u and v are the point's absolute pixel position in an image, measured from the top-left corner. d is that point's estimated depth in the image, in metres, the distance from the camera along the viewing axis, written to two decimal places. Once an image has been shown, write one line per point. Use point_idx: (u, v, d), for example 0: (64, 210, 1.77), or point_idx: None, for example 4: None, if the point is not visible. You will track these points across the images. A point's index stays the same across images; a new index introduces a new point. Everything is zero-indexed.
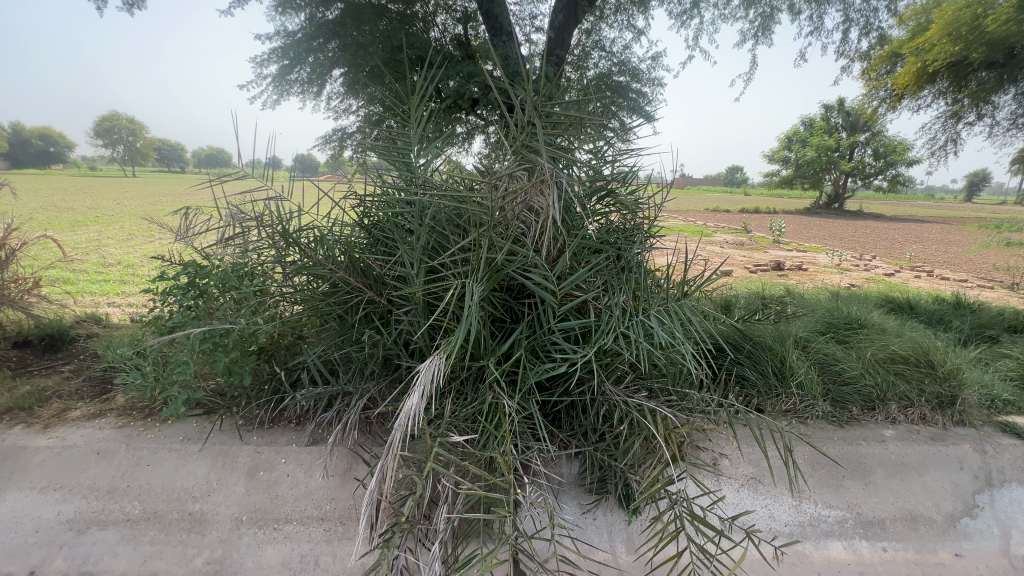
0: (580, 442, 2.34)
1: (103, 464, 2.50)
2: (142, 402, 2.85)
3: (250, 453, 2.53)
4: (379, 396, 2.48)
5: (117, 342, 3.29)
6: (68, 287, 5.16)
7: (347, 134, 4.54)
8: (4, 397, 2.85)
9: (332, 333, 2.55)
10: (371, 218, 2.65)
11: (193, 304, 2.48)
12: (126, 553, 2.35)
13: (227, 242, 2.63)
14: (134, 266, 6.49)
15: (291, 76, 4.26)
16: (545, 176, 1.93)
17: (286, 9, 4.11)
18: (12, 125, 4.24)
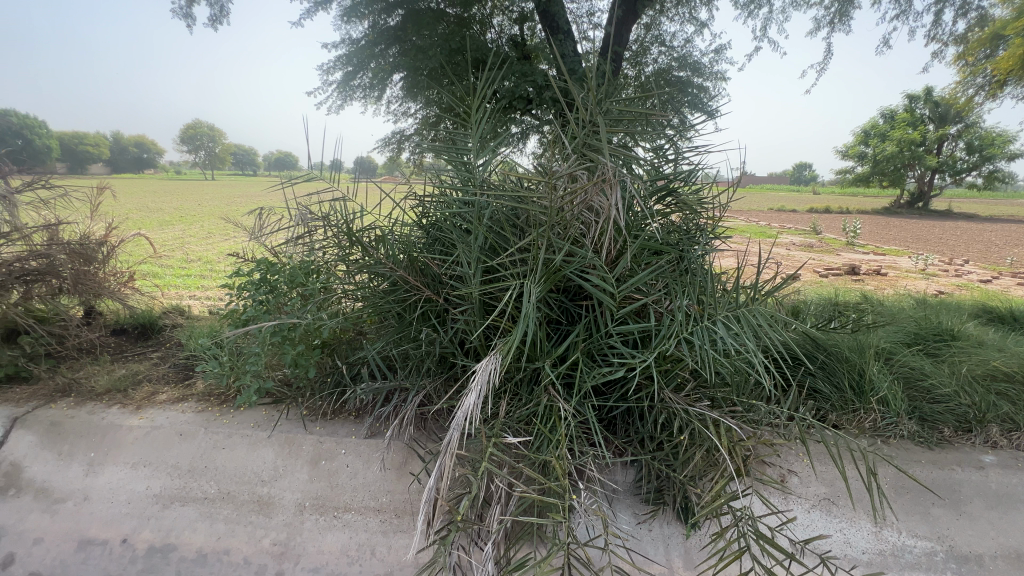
0: (637, 450, 2.27)
1: (185, 445, 2.72)
2: (219, 389, 3.07)
3: (313, 443, 2.66)
4: (435, 393, 2.52)
5: (198, 333, 3.57)
6: (157, 281, 5.62)
7: (404, 136, 4.69)
8: (105, 379, 3.17)
9: (390, 330, 2.62)
10: (430, 218, 2.69)
11: (265, 299, 2.63)
12: (203, 529, 2.53)
13: (297, 241, 2.77)
14: (212, 262, 7.04)
15: (355, 82, 4.46)
16: (606, 176, 1.88)
17: (351, 17, 4.28)
18: (113, 134, 4.69)
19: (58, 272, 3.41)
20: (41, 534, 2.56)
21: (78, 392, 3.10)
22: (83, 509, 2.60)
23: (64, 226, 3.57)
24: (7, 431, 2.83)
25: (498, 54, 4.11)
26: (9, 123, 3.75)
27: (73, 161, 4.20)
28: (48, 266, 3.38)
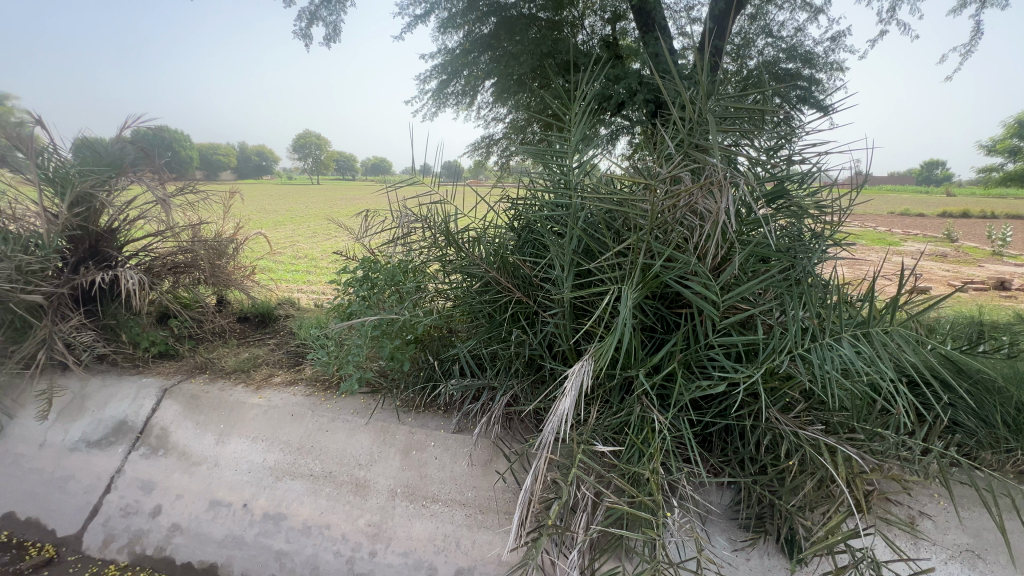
0: (735, 472, 2.12)
1: (296, 424, 3.01)
2: (324, 375, 3.36)
3: (405, 433, 2.82)
4: (522, 394, 2.55)
5: (307, 323, 3.93)
6: (272, 275, 6.30)
7: (493, 140, 4.81)
8: (232, 361, 3.60)
9: (481, 329, 2.68)
10: (522, 221, 2.72)
11: (367, 295, 2.82)
12: (308, 503, 2.76)
13: (397, 241, 2.95)
14: (316, 259, 7.72)
15: (448, 89, 4.65)
16: (715, 178, 1.77)
17: (448, 28, 4.46)
18: (241, 145, 5.36)
19: (198, 265, 4.00)
20: (181, 491, 2.96)
21: (212, 370, 3.55)
22: (213, 474, 2.97)
23: (205, 225, 4.11)
24: (158, 400, 3.31)
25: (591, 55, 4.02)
26: (164, 137, 4.18)
27: (210, 170, 4.58)
28: (192, 260, 3.97)
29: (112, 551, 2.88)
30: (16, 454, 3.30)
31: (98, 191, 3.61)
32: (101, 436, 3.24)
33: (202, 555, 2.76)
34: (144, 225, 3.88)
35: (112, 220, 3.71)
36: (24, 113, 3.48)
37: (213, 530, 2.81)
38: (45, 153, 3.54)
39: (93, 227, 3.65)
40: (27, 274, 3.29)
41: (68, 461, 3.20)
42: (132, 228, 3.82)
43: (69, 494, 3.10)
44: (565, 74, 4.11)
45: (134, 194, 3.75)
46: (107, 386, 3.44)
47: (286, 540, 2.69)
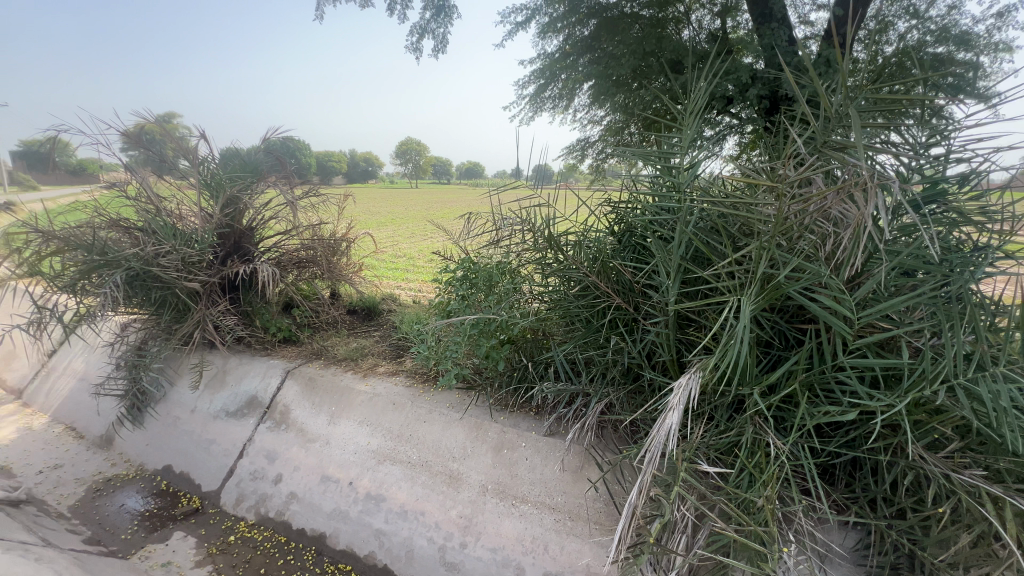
0: (864, 512, 1.87)
1: (397, 412, 3.21)
2: (423, 368, 3.54)
3: (497, 431, 2.88)
4: (618, 403, 2.48)
5: (408, 319, 4.17)
6: (376, 272, 6.81)
7: (589, 143, 4.79)
8: (343, 349, 3.94)
9: (578, 334, 2.66)
10: (624, 225, 2.65)
11: (467, 294, 2.93)
12: (406, 488, 2.91)
13: (497, 243, 3.02)
14: (414, 258, 8.21)
15: (545, 93, 4.75)
16: (858, 179, 1.57)
17: (547, 33, 4.50)
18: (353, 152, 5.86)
19: (317, 261, 4.44)
20: (298, 464, 3.29)
21: (326, 357, 3.91)
22: (324, 451, 3.26)
23: (324, 225, 4.55)
24: (282, 379, 3.72)
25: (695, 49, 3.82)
26: (291, 147, 4.62)
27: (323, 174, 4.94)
28: (313, 256, 4.43)
29: (243, 509, 3.29)
30: (174, 417, 3.91)
31: (243, 194, 4.13)
32: (237, 408, 3.72)
33: (314, 524, 3.05)
34: (276, 223, 4.40)
35: (252, 219, 4.24)
36: (189, 127, 4.13)
37: (323, 503, 3.08)
38: (205, 161, 4.17)
39: (237, 225, 4.16)
40: (188, 266, 3.81)
41: (212, 426, 3.71)
42: (266, 227, 4.34)
43: (211, 455, 3.60)
44: (668, 72, 3.95)
45: (270, 198, 4.27)
46: (243, 364, 3.94)
47: (385, 521, 2.87)
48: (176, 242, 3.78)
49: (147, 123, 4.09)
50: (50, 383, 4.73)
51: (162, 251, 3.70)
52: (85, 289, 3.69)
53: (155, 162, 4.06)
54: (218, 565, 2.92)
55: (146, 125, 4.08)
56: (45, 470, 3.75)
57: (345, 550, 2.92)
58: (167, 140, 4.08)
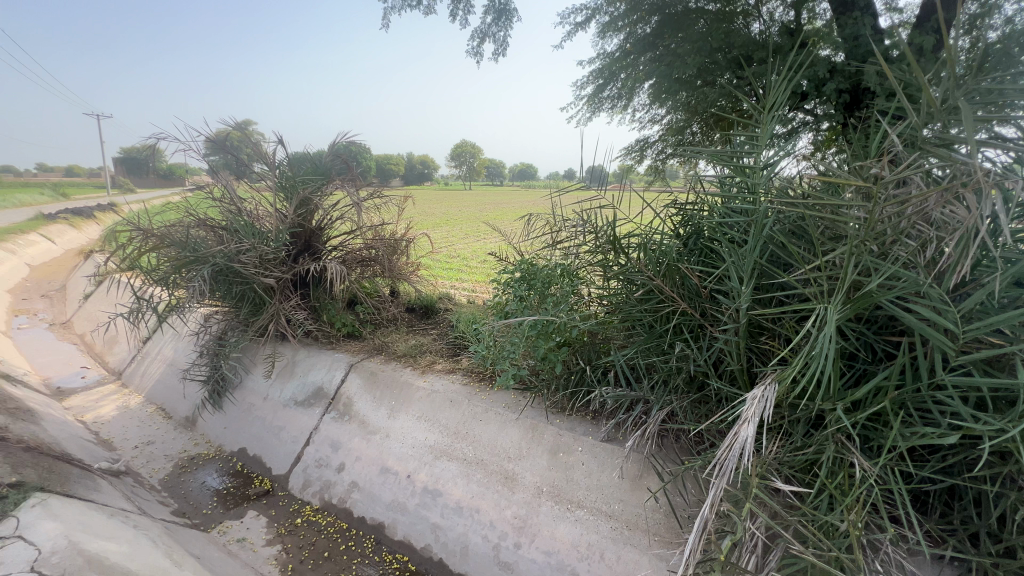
0: (964, 547, 1.69)
1: (454, 410, 3.26)
2: (479, 368, 3.59)
3: (553, 433, 2.86)
4: (681, 411, 2.40)
5: (464, 318, 4.24)
6: (432, 271, 6.99)
7: (648, 143, 4.70)
8: (402, 346, 4.06)
9: (639, 339, 2.60)
10: (692, 228, 2.56)
11: (525, 296, 2.98)
12: (461, 484, 2.96)
13: (557, 245, 3.01)
14: (468, 258, 8.37)
15: (604, 93, 4.74)
16: (968, 179, 1.42)
17: (608, 32, 4.45)
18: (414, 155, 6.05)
19: (379, 260, 4.62)
20: (360, 454, 3.43)
21: (387, 352, 4.06)
22: (384, 444, 3.37)
23: (386, 225, 4.73)
24: (347, 372, 3.89)
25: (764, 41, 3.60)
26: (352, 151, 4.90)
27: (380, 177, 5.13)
28: (375, 254, 4.62)
29: (309, 494, 3.47)
30: (249, 403, 4.19)
31: (314, 195, 4.37)
32: (305, 397, 3.93)
33: (373, 513, 3.17)
34: (343, 223, 4.62)
35: (321, 218, 4.47)
36: (263, 133, 4.43)
37: (383, 493, 3.19)
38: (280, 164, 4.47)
39: (308, 225, 4.40)
40: (265, 262, 4.08)
41: (282, 414, 3.95)
42: (334, 227, 4.57)
43: (281, 440, 3.83)
44: (735, 67, 3.77)
45: (338, 199, 4.49)
46: (310, 357, 4.16)
47: (441, 515, 2.93)
48: (254, 239, 4.05)
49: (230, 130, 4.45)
50: (145, 367, 5.23)
51: (243, 248, 3.98)
52: (177, 282, 4.04)
53: (235, 167, 4.39)
54: (286, 545, 3.10)
55: (227, 133, 4.41)
56: (140, 445, 4.15)
57: (402, 540, 3.00)
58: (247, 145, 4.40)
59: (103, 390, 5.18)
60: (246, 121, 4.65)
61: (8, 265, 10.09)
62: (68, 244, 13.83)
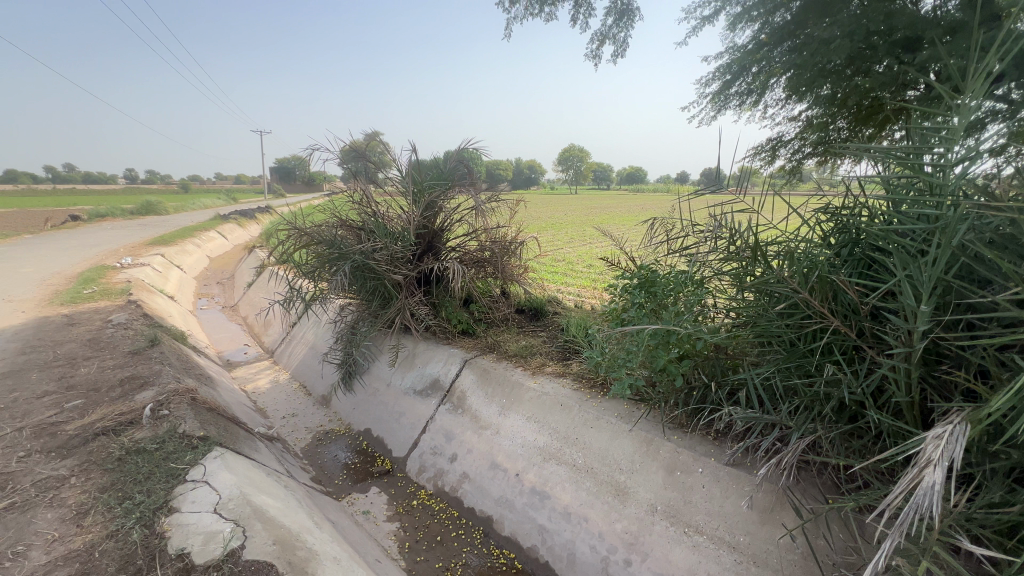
0: None
1: (563, 414, 3.25)
2: (590, 374, 3.52)
3: (670, 449, 2.71)
4: (827, 443, 2.13)
5: (575, 322, 4.21)
6: (537, 274, 7.03)
7: (782, 141, 4.25)
8: (513, 346, 4.14)
9: (777, 357, 2.36)
10: (849, 236, 2.27)
11: (645, 303, 2.89)
12: (570, 490, 2.93)
13: (682, 252, 2.86)
14: (573, 263, 8.32)
15: (731, 89, 4.40)
16: None
17: (739, 23, 4.11)
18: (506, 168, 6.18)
19: (493, 261, 4.77)
20: (471, 447, 3.57)
21: (498, 351, 4.17)
22: (494, 440, 3.47)
23: (500, 228, 4.88)
24: (461, 367, 4.07)
25: (942, 15, 3.03)
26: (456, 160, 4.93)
27: (492, 182, 5.32)
28: (489, 256, 4.78)
29: (424, 479, 3.71)
30: (374, 388, 4.59)
31: (440, 198, 4.65)
32: (424, 387, 4.20)
33: (482, 506, 3.28)
34: (461, 225, 4.86)
35: (444, 219, 4.74)
36: (388, 143, 4.78)
37: (492, 488, 3.29)
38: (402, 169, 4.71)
39: (432, 226, 4.69)
40: (394, 260, 4.43)
41: (402, 401, 4.27)
42: (454, 229, 4.82)
43: (401, 426, 4.14)
44: (897, 52, 3.24)
45: (459, 203, 4.75)
46: (429, 350, 4.43)
47: (548, 518, 2.94)
48: (386, 239, 4.42)
49: (357, 142, 4.85)
50: (292, 349, 6.01)
51: (377, 247, 4.37)
52: (322, 275, 4.58)
53: (364, 175, 4.78)
54: (404, 523, 3.35)
55: (355, 145, 4.83)
56: (287, 417, 4.77)
57: (509, 537, 3.07)
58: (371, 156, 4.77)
59: (260, 365, 6.06)
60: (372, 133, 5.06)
61: (195, 257, 12.30)
62: (236, 240, 16.51)
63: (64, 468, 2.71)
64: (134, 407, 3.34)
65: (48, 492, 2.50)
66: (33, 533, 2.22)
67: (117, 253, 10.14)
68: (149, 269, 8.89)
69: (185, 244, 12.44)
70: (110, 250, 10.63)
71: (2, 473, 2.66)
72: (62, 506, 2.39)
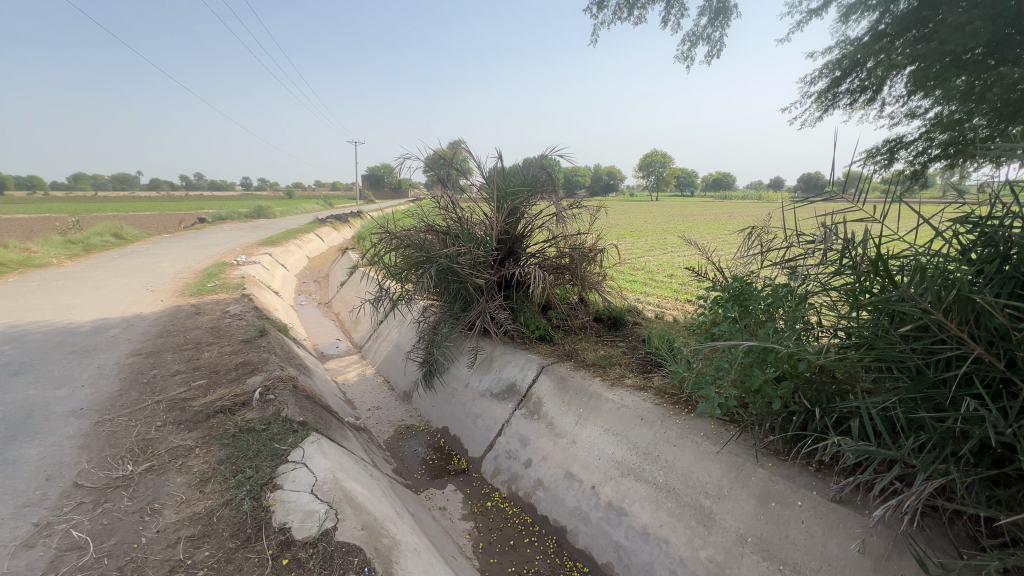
0: None
1: (644, 429, 3.12)
2: (674, 390, 3.35)
3: (764, 477, 2.51)
4: (963, 489, 1.86)
5: (657, 333, 4.03)
6: (616, 283, 6.85)
7: (902, 142, 3.79)
8: (591, 355, 4.06)
9: (900, 386, 2.10)
10: (995, 251, 1.97)
11: (739, 318, 2.70)
12: (649, 510, 2.81)
13: (783, 264, 2.65)
14: (653, 272, 8.00)
15: (841, 87, 4.05)
16: None
17: (853, 14, 3.75)
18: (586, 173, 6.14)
19: (573, 268, 4.73)
20: (546, 454, 3.55)
21: (576, 359, 4.11)
22: (570, 449, 3.42)
23: (580, 235, 4.83)
24: (538, 373, 4.06)
25: None
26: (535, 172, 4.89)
27: (573, 188, 5.27)
28: (569, 263, 4.75)
29: (498, 481, 3.75)
30: (454, 388, 4.74)
31: (523, 204, 4.67)
32: (500, 391, 4.24)
33: (556, 515, 3.24)
34: (541, 231, 4.87)
35: (526, 225, 4.77)
36: (472, 151, 4.86)
37: (566, 498, 3.25)
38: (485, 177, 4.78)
39: (514, 232, 4.73)
40: (477, 264, 4.54)
41: (479, 403, 4.35)
42: (535, 235, 4.85)
43: (478, 427, 4.22)
44: None
45: (541, 209, 4.76)
46: (506, 354, 4.49)
47: (625, 536, 2.83)
48: (469, 244, 4.56)
49: (440, 150, 4.95)
50: (378, 346, 6.38)
51: (461, 251, 4.51)
52: (409, 277, 4.82)
53: (449, 182, 4.93)
54: (478, 524, 3.41)
55: (441, 151, 4.97)
56: (372, 409, 5.07)
57: (583, 550, 3.00)
58: (453, 165, 4.89)
59: (350, 359, 6.51)
60: (456, 140, 5.19)
61: (296, 257, 13.52)
62: (332, 242, 17.95)
63: (190, 438, 3.09)
64: (246, 390, 3.73)
65: (177, 459, 2.86)
66: (166, 494, 2.55)
67: (234, 252, 11.44)
68: (259, 266, 9.94)
69: (289, 245, 13.76)
70: (229, 249, 12.03)
71: (143, 439, 3.09)
72: (188, 473, 2.73)
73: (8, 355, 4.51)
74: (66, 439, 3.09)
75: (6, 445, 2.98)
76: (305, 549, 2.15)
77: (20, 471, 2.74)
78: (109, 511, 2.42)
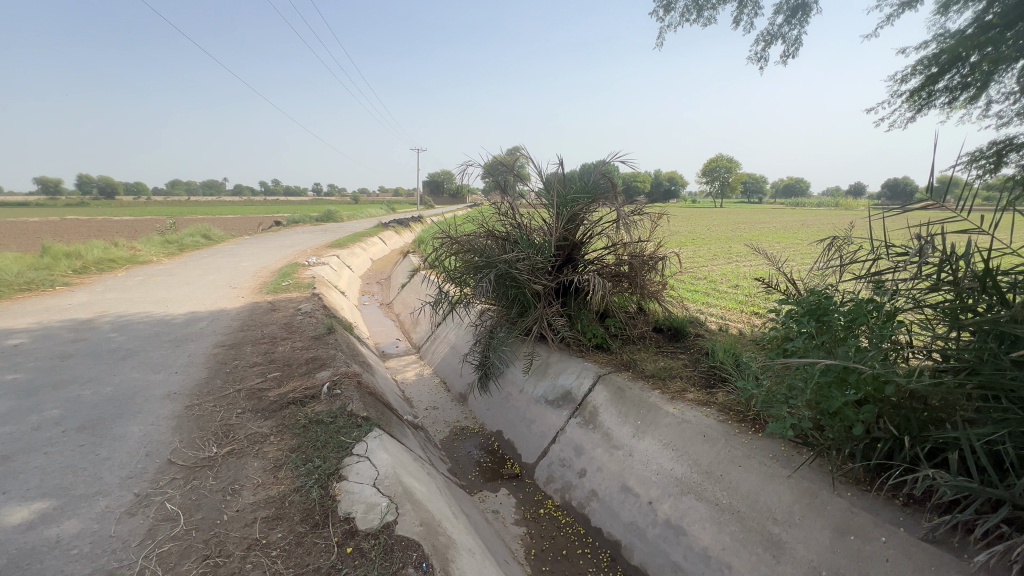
0: None
1: (706, 446, 2.98)
2: (740, 407, 3.18)
3: (841, 508, 2.32)
4: None
5: (722, 347, 3.85)
6: (677, 292, 6.63)
7: (1013, 144, 3.39)
8: (650, 366, 3.94)
9: (1009, 418, 1.87)
10: None
11: (816, 333, 2.51)
12: (711, 531, 2.68)
13: (870, 278, 2.44)
14: (716, 282, 7.67)
15: (938, 84, 3.70)
16: None
17: (954, 4, 3.42)
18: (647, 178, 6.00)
19: (632, 277, 4.62)
20: (601, 465, 3.49)
21: (634, 370, 4.01)
22: (627, 462, 3.33)
23: (641, 242, 4.71)
24: (594, 382, 4.00)
25: None
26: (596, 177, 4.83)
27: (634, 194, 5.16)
28: (628, 271, 4.64)
29: (551, 489, 3.73)
30: (508, 393, 4.77)
31: (583, 210, 4.62)
32: (555, 398, 4.22)
33: (611, 528, 3.18)
34: (601, 238, 4.81)
35: (585, 231, 4.71)
36: (530, 156, 4.88)
37: (622, 512, 3.17)
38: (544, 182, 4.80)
39: (573, 239, 4.70)
40: (535, 270, 4.56)
41: (534, 408, 4.35)
42: (594, 242, 4.80)
43: (532, 433, 4.22)
44: None
45: (602, 215, 4.69)
46: (562, 361, 4.46)
47: (684, 557, 2.72)
48: (528, 250, 4.58)
49: (499, 156, 5.02)
50: (436, 347, 6.56)
51: (520, 257, 4.54)
52: (468, 281, 4.93)
53: (508, 188, 4.99)
54: (530, 531, 3.41)
55: (501, 158, 5.02)
56: (429, 408, 5.22)
57: (639, 567, 2.92)
58: (512, 171, 4.94)
59: (409, 359, 6.73)
60: (516, 147, 5.23)
61: (361, 259, 14.23)
62: (394, 245, 18.72)
63: (266, 426, 3.32)
64: (315, 383, 3.97)
65: (255, 445, 3.09)
66: (244, 476, 2.76)
67: (306, 253, 12.22)
68: (327, 267, 10.54)
69: (355, 247, 14.50)
70: (301, 250, 12.86)
71: (226, 424, 3.37)
72: (264, 458, 2.94)
73: (116, 341, 5.08)
74: (162, 419, 3.43)
75: (113, 422, 3.36)
76: (367, 540, 2.24)
77: (125, 446, 3.07)
78: (196, 488, 2.65)
